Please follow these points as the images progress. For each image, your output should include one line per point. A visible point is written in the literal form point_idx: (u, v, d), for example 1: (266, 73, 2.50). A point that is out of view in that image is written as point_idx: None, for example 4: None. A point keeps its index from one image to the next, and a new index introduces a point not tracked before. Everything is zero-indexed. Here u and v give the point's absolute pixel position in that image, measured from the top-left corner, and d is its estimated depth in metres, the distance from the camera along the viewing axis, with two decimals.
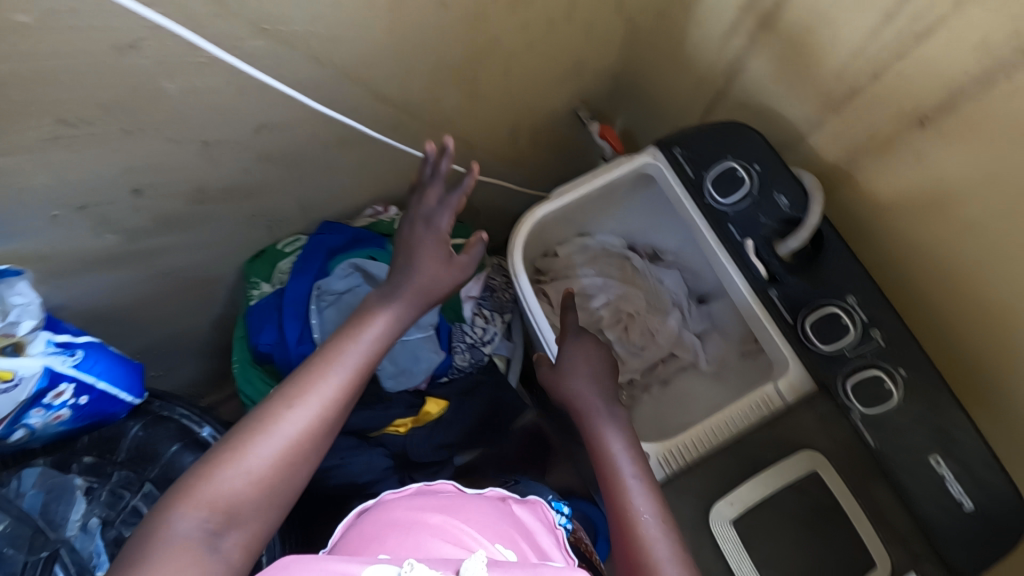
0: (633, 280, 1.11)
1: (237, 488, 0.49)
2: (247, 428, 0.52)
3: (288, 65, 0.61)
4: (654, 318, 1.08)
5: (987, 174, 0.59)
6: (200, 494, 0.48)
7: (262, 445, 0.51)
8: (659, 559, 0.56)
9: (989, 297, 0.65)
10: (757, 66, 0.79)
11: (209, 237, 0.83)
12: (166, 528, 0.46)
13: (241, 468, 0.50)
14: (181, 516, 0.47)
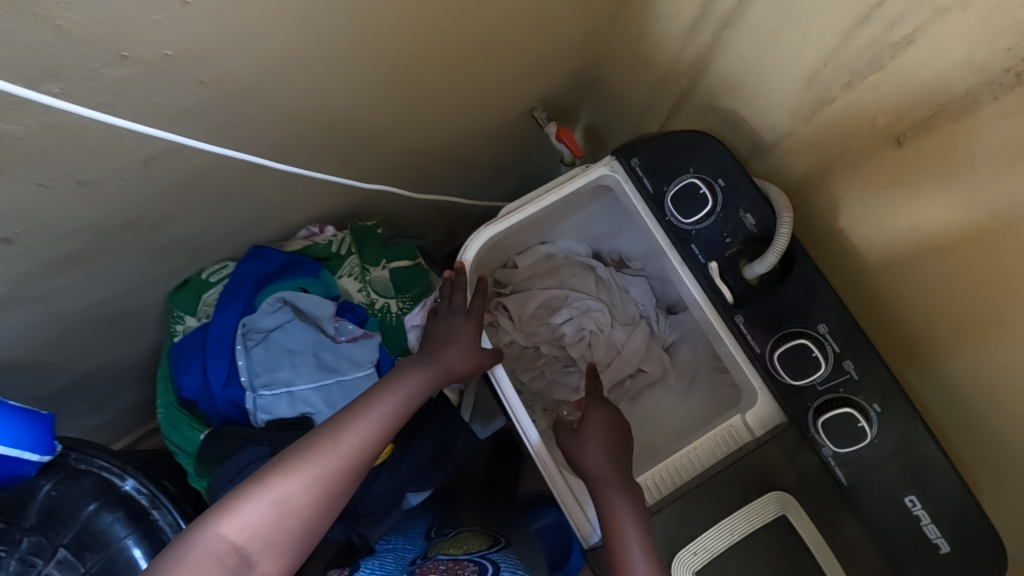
0: (596, 291, 1.02)
1: (270, 515, 0.56)
2: (284, 461, 0.59)
3: (173, 92, 0.52)
4: (619, 332, 1.00)
5: (967, 201, 0.52)
6: (236, 520, 0.55)
7: (291, 491, 0.57)
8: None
9: (965, 324, 0.58)
10: (722, 67, 0.70)
11: (126, 270, 0.73)
12: (204, 540, 0.54)
13: (273, 499, 0.57)
14: (220, 530, 0.54)
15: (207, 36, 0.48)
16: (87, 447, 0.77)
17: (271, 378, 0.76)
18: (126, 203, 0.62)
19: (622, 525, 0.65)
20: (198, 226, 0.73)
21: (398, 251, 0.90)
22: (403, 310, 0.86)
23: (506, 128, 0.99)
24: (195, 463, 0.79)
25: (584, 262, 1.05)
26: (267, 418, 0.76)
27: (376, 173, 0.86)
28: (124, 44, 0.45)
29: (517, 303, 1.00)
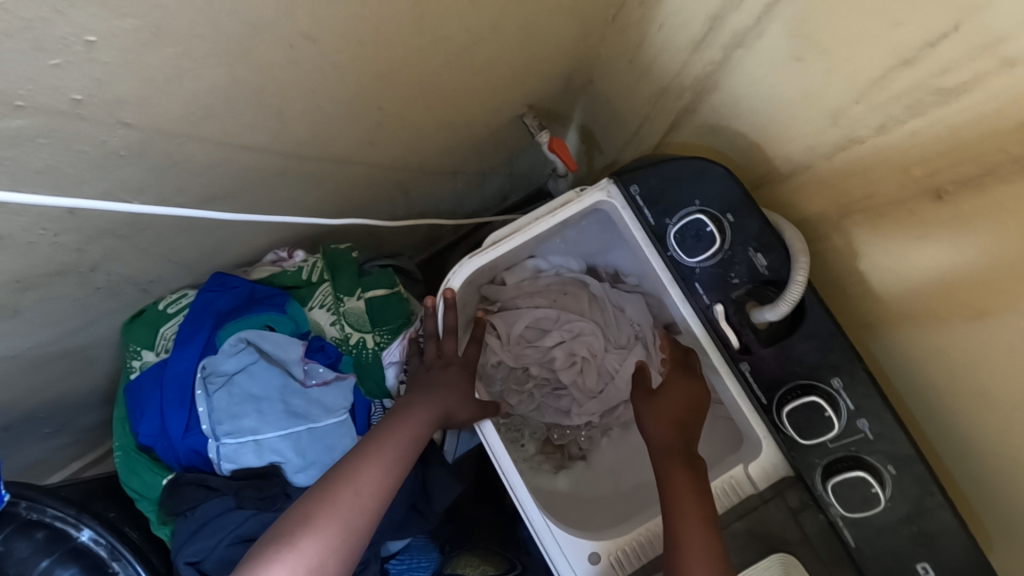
0: (589, 311, 0.93)
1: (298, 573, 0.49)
2: (308, 507, 0.53)
3: (92, 136, 0.44)
4: (614, 355, 0.93)
5: (1012, 270, 0.46)
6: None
7: (320, 546, 0.51)
8: None
9: (996, 393, 0.52)
10: (731, 88, 0.63)
11: (74, 309, 0.66)
12: None
13: (302, 551, 0.50)
14: None
15: (123, 77, 0.40)
16: (39, 495, 0.69)
17: (234, 427, 0.69)
18: (51, 251, 0.54)
19: (690, 520, 0.59)
20: (141, 262, 0.66)
21: (375, 280, 0.85)
22: (380, 345, 0.82)
23: (491, 138, 0.91)
24: (157, 510, 0.73)
25: (576, 278, 0.95)
26: (232, 467, 0.70)
27: (347, 193, 0.79)
28: (16, 95, 0.37)
29: (505, 322, 0.90)
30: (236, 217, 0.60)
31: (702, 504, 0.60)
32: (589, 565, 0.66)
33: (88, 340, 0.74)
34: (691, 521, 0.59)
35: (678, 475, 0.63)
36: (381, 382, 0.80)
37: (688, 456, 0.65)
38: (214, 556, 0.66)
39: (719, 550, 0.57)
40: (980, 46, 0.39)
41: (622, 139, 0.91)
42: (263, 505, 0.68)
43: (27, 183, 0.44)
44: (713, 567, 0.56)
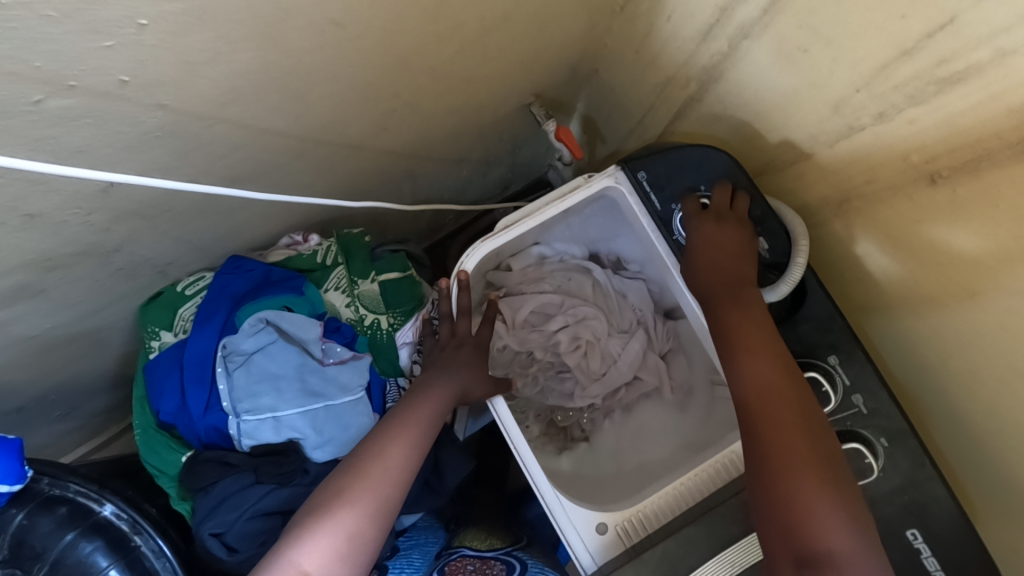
0: (592, 296, 0.94)
1: (335, 541, 0.52)
2: (341, 480, 0.56)
3: (130, 117, 0.46)
4: (616, 339, 0.93)
5: (1003, 250, 0.49)
6: (304, 547, 0.51)
7: (354, 516, 0.53)
8: (814, 514, 0.51)
9: (985, 367, 0.55)
10: (737, 78, 0.65)
11: (96, 289, 0.68)
12: (278, 565, 0.50)
13: (337, 520, 0.53)
14: (290, 557, 0.51)
15: (165, 60, 0.42)
16: (60, 472, 0.71)
17: (254, 405, 0.71)
18: (81, 230, 0.56)
19: (776, 419, 0.56)
20: (161, 244, 0.68)
21: (387, 264, 0.88)
22: (393, 326, 0.84)
23: (498, 126, 0.93)
24: (176, 486, 0.75)
25: (580, 263, 0.96)
26: (252, 444, 0.72)
27: (360, 177, 0.80)
28: (69, 75, 0.39)
29: (510, 307, 0.91)
30: (258, 197, 0.62)
31: (790, 401, 0.57)
32: (597, 535, 0.69)
33: (105, 321, 0.75)
34: (790, 446, 0.55)
35: (764, 371, 0.59)
36: (395, 362, 0.84)
37: (777, 373, 0.59)
38: (235, 530, 0.68)
39: (811, 448, 0.55)
40: (977, 37, 0.42)
41: (626, 128, 0.93)
42: (283, 480, 0.70)
43: (67, 161, 0.46)
44: (808, 465, 0.53)
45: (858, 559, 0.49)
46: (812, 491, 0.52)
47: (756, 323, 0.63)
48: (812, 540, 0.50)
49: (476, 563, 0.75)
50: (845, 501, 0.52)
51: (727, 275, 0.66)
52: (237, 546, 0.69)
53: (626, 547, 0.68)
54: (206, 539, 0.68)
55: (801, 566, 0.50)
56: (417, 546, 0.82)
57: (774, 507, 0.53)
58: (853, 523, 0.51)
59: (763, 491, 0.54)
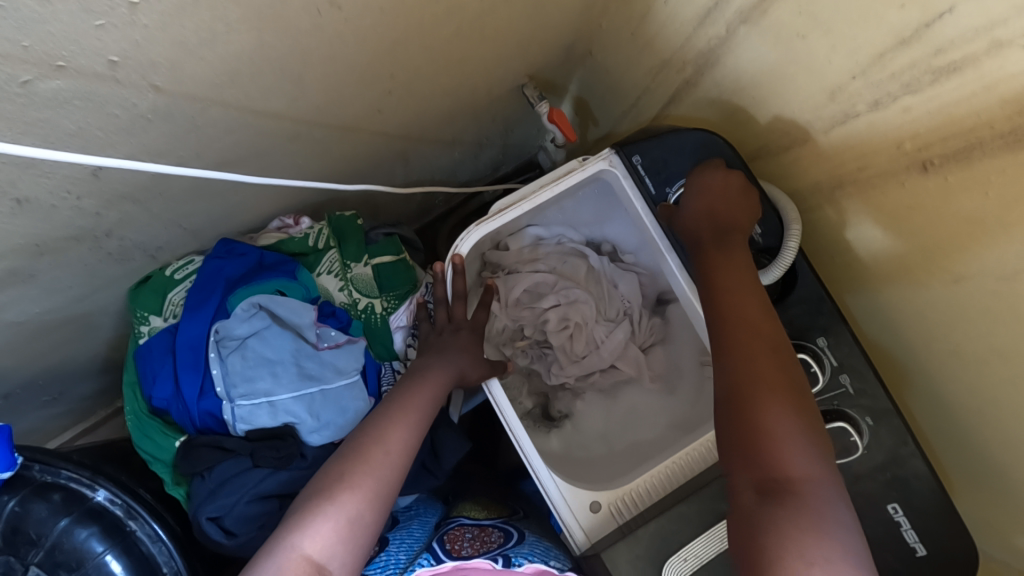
0: (584, 280, 0.93)
1: (338, 524, 0.52)
2: (343, 465, 0.57)
3: (123, 99, 0.45)
4: (599, 325, 0.92)
5: (988, 235, 0.50)
6: (308, 530, 0.51)
7: (357, 499, 0.54)
8: (780, 436, 0.52)
9: (968, 348, 0.58)
10: (733, 63, 0.65)
11: (85, 274, 0.66)
12: (283, 549, 0.50)
13: (340, 504, 0.53)
14: (295, 541, 0.51)
15: (159, 41, 0.42)
16: (52, 458, 0.70)
17: (250, 389, 0.72)
18: (71, 215, 0.55)
19: (752, 350, 0.58)
20: (151, 228, 0.67)
21: (381, 247, 0.88)
22: (387, 310, 0.85)
23: (491, 106, 0.92)
24: (172, 471, 0.74)
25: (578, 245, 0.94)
26: (247, 429, 0.72)
27: (353, 159, 0.79)
28: (60, 55, 0.38)
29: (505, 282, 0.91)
30: (251, 181, 0.61)
31: (765, 337, 0.59)
32: (590, 513, 0.70)
33: (93, 307, 0.74)
34: (761, 377, 0.56)
35: (739, 308, 0.61)
36: (390, 346, 0.84)
37: (752, 316, 0.60)
38: (233, 513, 0.69)
39: (781, 379, 0.56)
40: (973, 28, 0.43)
41: (620, 110, 0.93)
42: (280, 464, 0.70)
43: (59, 144, 0.46)
44: (777, 393, 0.55)
45: (818, 484, 0.50)
46: (780, 421, 0.53)
47: (738, 270, 0.64)
48: (776, 465, 0.51)
49: (475, 532, 0.75)
50: (809, 431, 0.53)
51: (715, 226, 0.67)
52: (235, 529, 0.69)
53: (618, 524, 0.70)
54: (206, 524, 0.68)
55: (761, 488, 0.51)
56: (416, 515, 0.84)
57: (741, 435, 0.54)
58: (816, 452, 0.52)
59: (730, 421, 0.55)
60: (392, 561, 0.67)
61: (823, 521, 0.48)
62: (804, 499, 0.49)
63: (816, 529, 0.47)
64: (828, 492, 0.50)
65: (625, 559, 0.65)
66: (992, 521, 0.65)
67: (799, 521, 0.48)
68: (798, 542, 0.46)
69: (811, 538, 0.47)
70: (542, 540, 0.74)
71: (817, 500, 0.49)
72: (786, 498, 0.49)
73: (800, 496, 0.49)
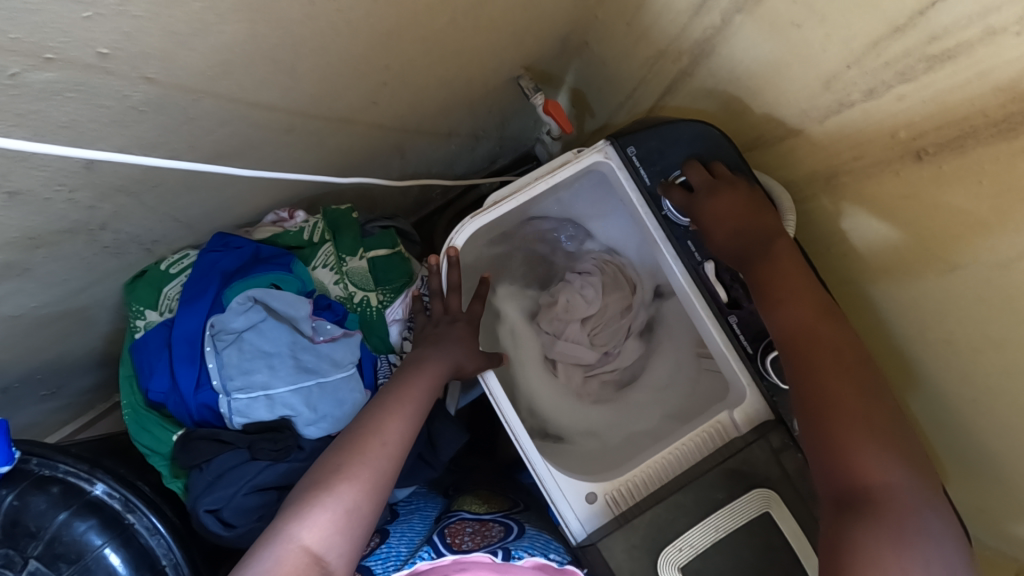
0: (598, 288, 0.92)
1: (335, 515, 0.52)
2: (340, 457, 0.57)
3: (114, 90, 0.45)
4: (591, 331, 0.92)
5: (982, 225, 0.51)
6: (306, 522, 0.52)
7: (354, 491, 0.54)
8: (856, 447, 0.54)
9: (962, 337, 0.58)
10: (728, 53, 0.65)
11: (80, 267, 0.66)
12: (281, 540, 0.51)
13: (336, 495, 0.54)
14: (293, 532, 0.51)
15: (149, 31, 0.42)
16: (50, 452, 0.71)
17: (246, 382, 0.72)
18: (65, 208, 0.55)
19: (821, 360, 0.59)
20: (146, 221, 0.67)
21: (376, 240, 0.88)
22: (383, 303, 0.85)
23: (486, 98, 0.91)
24: (169, 464, 0.74)
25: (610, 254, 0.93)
26: (244, 421, 0.72)
27: (348, 152, 0.79)
28: (49, 47, 0.38)
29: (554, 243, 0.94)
30: (245, 174, 0.61)
31: (833, 344, 0.59)
32: (586, 504, 0.70)
33: (89, 300, 0.74)
34: (834, 388, 0.57)
35: (803, 315, 0.62)
36: (386, 339, 0.84)
37: (823, 324, 0.61)
38: (231, 505, 0.69)
39: (854, 387, 0.56)
40: (967, 15, 0.43)
41: (617, 101, 0.92)
42: (278, 456, 0.71)
43: (52, 137, 0.46)
44: (851, 402, 0.56)
45: (899, 493, 0.51)
46: (857, 433, 0.54)
47: (795, 274, 0.63)
48: (853, 475, 0.53)
49: (476, 526, 0.75)
50: (888, 440, 0.54)
51: (745, 237, 0.67)
52: (233, 521, 0.69)
53: (615, 514, 0.70)
54: (203, 516, 0.69)
55: (842, 499, 0.52)
56: (417, 509, 0.84)
57: (819, 447, 0.56)
58: (898, 460, 0.53)
59: (810, 434, 0.57)
60: (393, 553, 0.67)
61: (903, 530, 0.49)
62: (883, 509, 0.50)
63: (896, 538, 0.48)
64: (910, 502, 0.51)
65: (621, 548, 0.65)
66: (986, 510, 0.66)
67: (873, 530, 0.49)
68: (876, 552, 0.48)
69: (892, 550, 0.48)
70: (542, 533, 0.74)
71: (901, 510, 0.50)
72: (862, 507, 0.51)
73: (879, 506, 0.50)
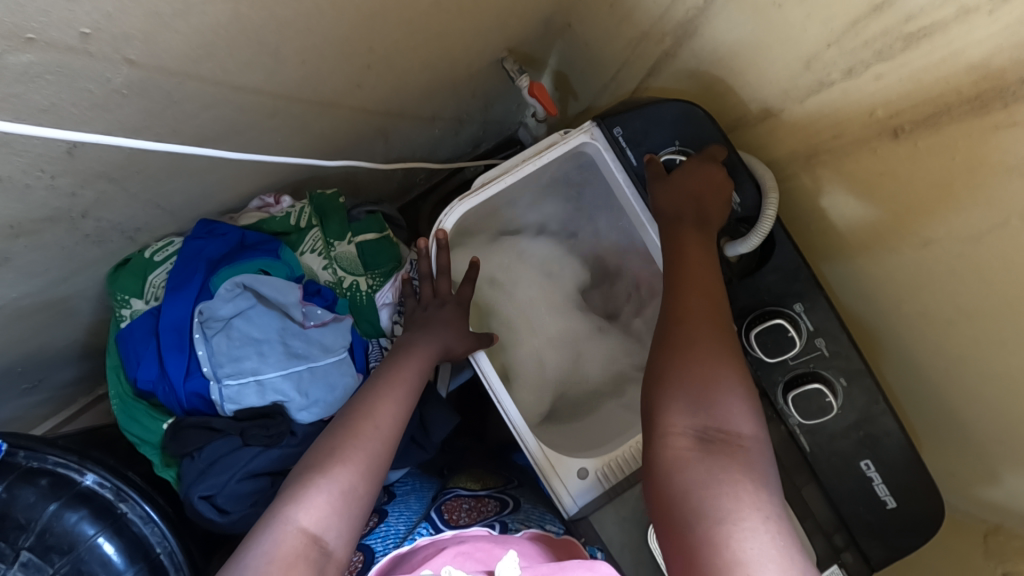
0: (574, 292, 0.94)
1: (330, 500, 0.53)
2: (334, 441, 0.57)
3: (96, 73, 0.44)
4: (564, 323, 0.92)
5: (955, 196, 0.52)
6: (301, 504, 0.52)
7: (349, 475, 0.55)
8: (721, 389, 0.55)
9: (936, 310, 0.60)
10: (711, 33, 0.66)
11: (61, 257, 0.65)
12: (277, 523, 0.51)
13: (332, 478, 0.54)
14: (288, 515, 0.51)
15: (132, 12, 0.41)
16: (37, 444, 0.70)
17: (236, 368, 0.71)
18: (47, 194, 0.54)
19: (701, 299, 0.61)
20: (129, 208, 0.66)
21: (364, 225, 0.88)
22: (373, 288, 0.86)
23: (471, 81, 0.91)
24: (160, 453, 0.75)
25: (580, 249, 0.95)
26: (236, 408, 0.72)
27: (333, 135, 0.78)
28: (30, 27, 0.38)
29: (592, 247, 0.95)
30: (232, 157, 0.60)
31: (710, 295, 0.61)
32: (578, 480, 0.71)
33: (71, 290, 0.73)
34: (708, 328, 0.59)
35: (691, 266, 0.64)
36: (376, 323, 0.85)
37: (704, 286, 0.62)
38: (226, 491, 0.70)
39: (727, 333, 0.59)
40: None
41: (601, 84, 0.93)
42: (271, 442, 0.72)
43: (32, 120, 0.45)
44: (723, 348, 0.58)
45: (754, 440, 0.54)
46: (726, 377, 0.56)
47: (700, 239, 0.66)
48: (721, 416, 0.54)
49: (473, 501, 0.77)
50: (747, 389, 0.56)
51: (687, 193, 0.68)
52: (227, 508, 0.70)
53: (605, 488, 0.71)
54: (196, 504, 0.69)
55: (705, 437, 0.53)
56: (413, 491, 0.85)
57: (691, 388, 0.55)
58: (754, 410, 0.56)
59: (672, 374, 0.57)
60: (392, 532, 0.70)
61: (756, 471, 0.51)
62: (743, 451, 0.52)
63: (751, 478, 0.50)
64: (761, 450, 0.53)
65: (612, 520, 0.72)
66: (956, 474, 0.70)
67: (736, 468, 0.51)
68: (733, 485, 0.49)
69: (747, 485, 0.49)
70: (537, 508, 0.77)
71: (756, 456, 0.52)
72: (728, 448, 0.52)
73: (742, 451, 0.52)
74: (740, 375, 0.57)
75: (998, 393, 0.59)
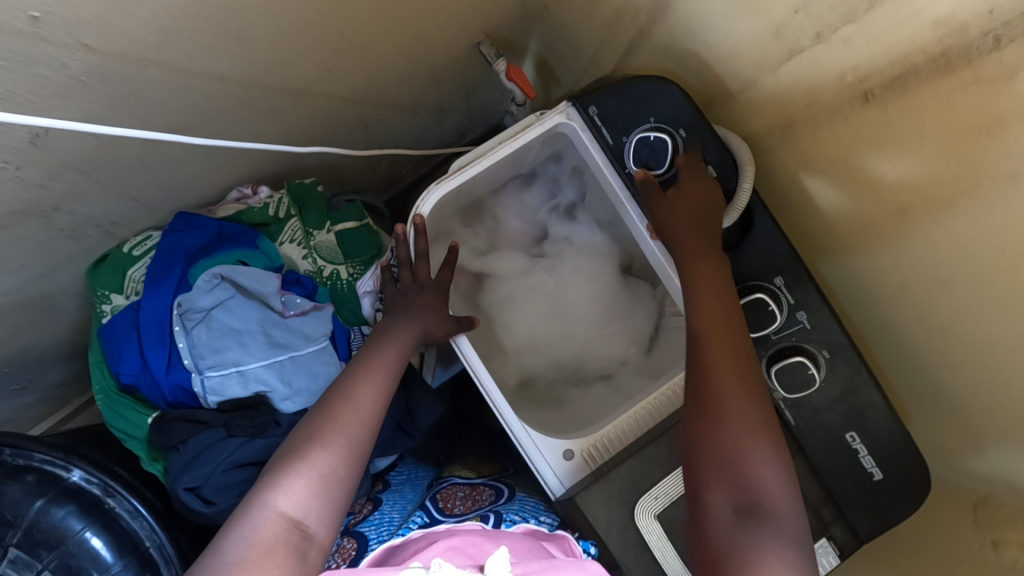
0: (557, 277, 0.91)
1: (309, 484, 0.53)
2: (313, 427, 0.57)
3: (51, 59, 0.44)
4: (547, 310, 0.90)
5: (927, 159, 0.52)
6: (281, 489, 0.52)
7: (328, 460, 0.55)
8: (750, 456, 0.55)
9: (915, 278, 0.60)
10: (683, 6, 0.65)
11: (37, 252, 0.65)
12: (257, 508, 0.51)
13: (312, 463, 0.54)
14: (267, 500, 0.51)
15: None
16: (24, 442, 0.69)
17: (217, 359, 0.71)
18: (14, 186, 0.54)
19: (723, 356, 0.60)
20: (103, 201, 0.65)
21: (343, 214, 0.87)
22: (353, 276, 0.85)
23: (449, 68, 0.90)
24: (147, 447, 0.75)
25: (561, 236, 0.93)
26: (218, 400, 0.72)
27: (309, 125, 0.78)
28: None
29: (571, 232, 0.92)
30: (203, 145, 0.60)
31: (731, 349, 0.61)
32: (564, 460, 0.71)
33: (52, 287, 0.73)
34: (732, 389, 0.58)
35: (711, 318, 0.63)
36: (357, 310, 0.85)
37: (727, 338, 0.61)
38: (211, 482, 0.70)
39: (751, 391, 0.58)
40: None
41: (580, 66, 0.92)
42: (254, 432, 0.71)
43: None
44: (746, 407, 0.57)
45: (786, 507, 0.53)
46: (753, 444, 0.55)
47: (717, 281, 0.65)
48: (751, 484, 0.54)
49: (467, 490, 0.77)
50: (777, 453, 0.56)
51: (692, 219, 0.68)
52: (213, 498, 0.70)
53: (592, 469, 0.71)
54: (181, 494, 0.70)
55: (738, 509, 0.53)
56: (407, 480, 0.86)
57: (718, 455, 0.55)
58: (784, 474, 0.55)
59: (701, 442, 0.57)
60: (385, 521, 0.70)
61: (790, 543, 0.50)
62: (776, 520, 0.52)
63: (784, 554, 0.50)
64: (795, 517, 0.52)
65: (599, 500, 0.68)
66: (944, 445, 0.69)
67: (772, 546, 0.50)
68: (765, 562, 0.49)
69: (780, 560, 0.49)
70: (530, 496, 0.76)
71: (789, 526, 0.52)
72: (761, 519, 0.52)
73: (775, 520, 0.52)
74: (768, 438, 0.56)
75: (980, 359, 0.59)
